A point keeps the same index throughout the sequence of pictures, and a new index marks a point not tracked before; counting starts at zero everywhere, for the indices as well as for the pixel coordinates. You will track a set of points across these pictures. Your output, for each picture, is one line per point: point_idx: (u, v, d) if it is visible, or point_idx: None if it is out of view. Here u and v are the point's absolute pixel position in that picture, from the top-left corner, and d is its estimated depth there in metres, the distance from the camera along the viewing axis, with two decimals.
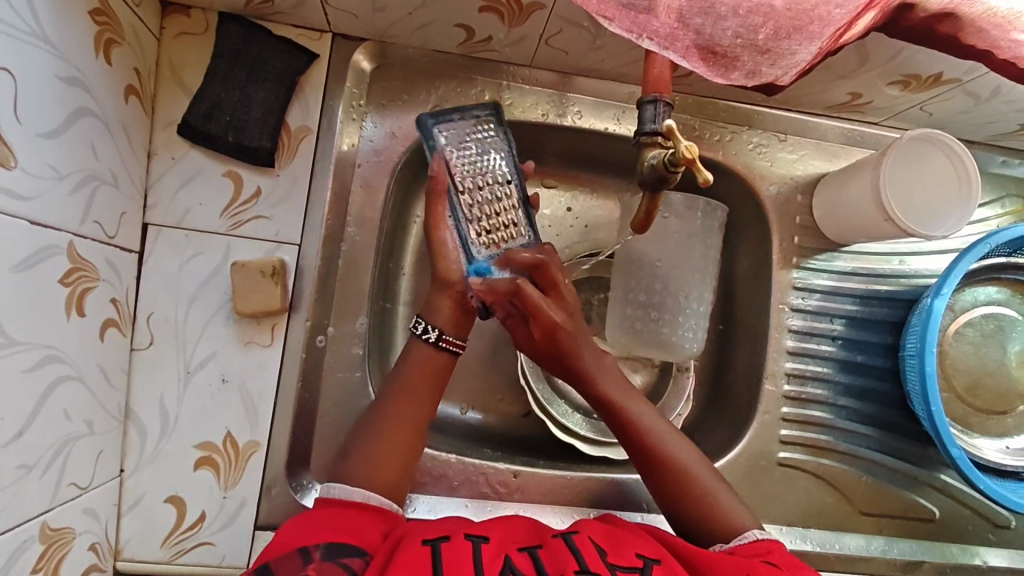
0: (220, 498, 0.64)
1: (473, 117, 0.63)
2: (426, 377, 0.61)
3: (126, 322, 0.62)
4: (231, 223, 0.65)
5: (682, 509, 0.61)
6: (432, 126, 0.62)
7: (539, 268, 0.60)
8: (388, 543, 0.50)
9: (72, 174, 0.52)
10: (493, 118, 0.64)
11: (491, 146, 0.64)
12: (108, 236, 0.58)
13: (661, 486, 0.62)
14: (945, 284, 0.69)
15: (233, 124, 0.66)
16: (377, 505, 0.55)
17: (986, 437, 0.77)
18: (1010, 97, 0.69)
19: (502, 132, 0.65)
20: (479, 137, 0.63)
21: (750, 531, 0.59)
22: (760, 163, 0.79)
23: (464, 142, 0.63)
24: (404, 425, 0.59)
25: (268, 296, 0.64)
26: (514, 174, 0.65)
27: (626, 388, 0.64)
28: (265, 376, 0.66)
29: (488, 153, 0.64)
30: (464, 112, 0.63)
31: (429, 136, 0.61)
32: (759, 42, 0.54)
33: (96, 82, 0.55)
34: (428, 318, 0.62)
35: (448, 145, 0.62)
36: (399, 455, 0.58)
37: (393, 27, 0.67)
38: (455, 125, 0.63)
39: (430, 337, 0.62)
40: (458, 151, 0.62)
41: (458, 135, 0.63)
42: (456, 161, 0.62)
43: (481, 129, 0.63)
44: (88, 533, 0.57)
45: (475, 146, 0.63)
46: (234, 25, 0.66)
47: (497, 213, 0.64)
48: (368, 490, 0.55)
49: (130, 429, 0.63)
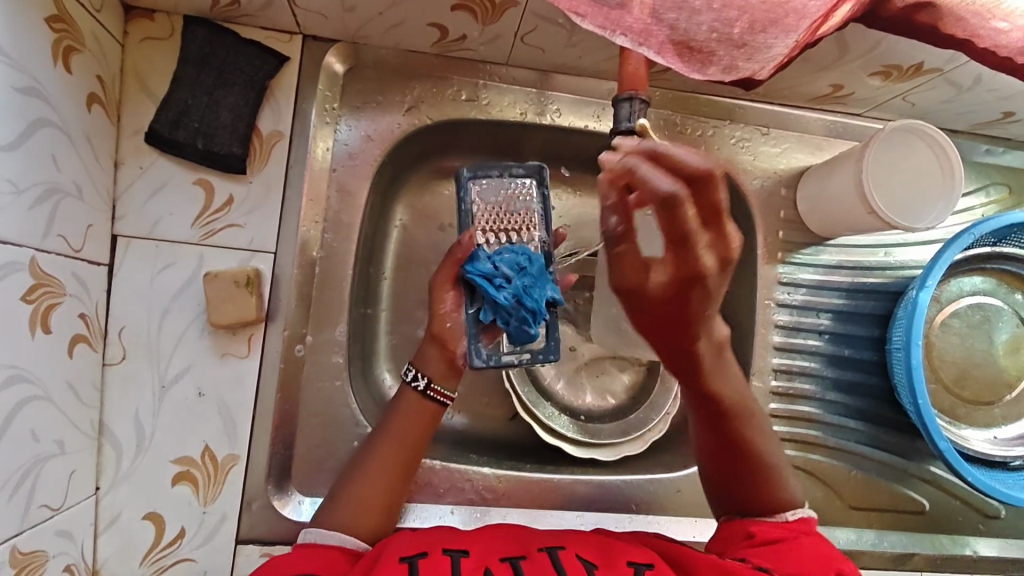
0: (200, 513, 0.63)
1: (510, 178, 0.61)
2: (417, 424, 0.60)
3: (97, 337, 0.60)
4: (203, 233, 0.64)
5: (731, 467, 0.63)
6: (468, 179, 0.60)
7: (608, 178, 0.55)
8: (365, 561, 0.50)
9: (31, 187, 0.50)
10: (535, 182, 0.61)
11: (526, 207, 0.62)
12: (74, 249, 0.56)
13: (730, 460, 0.63)
14: (930, 276, 0.69)
15: (203, 130, 0.64)
16: (353, 548, 0.54)
17: (973, 428, 0.77)
18: (992, 86, 0.68)
19: (541, 197, 0.62)
20: (515, 200, 0.62)
21: (784, 512, 0.59)
22: (742, 157, 0.78)
23: (497, 201, 0.61)
24: (389, 450, 0.59)
25: (243, 306, 0.63)
26: (543, 236, 0.62)
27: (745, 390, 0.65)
28: (243, 388, 0.64)
29: (517, 215, 0.62)
30: (505, 170, 0.61)
31: (461, 188, 0.60)
32: (734, 37, 0.52)
33: (55, 91, 0.53)
34: (419, 365, 0.61)
35: (479, 203, 0.61)
36: (382, 487, 0.57)
37: (364, 27, 0.65)
38: (493, 181, 0.61)
39: (419, 385, 0.60)
40: (490, 210, 0.61)
41: (493, 192, 0.61)
42: (485, 218, 0.61)
43: (516, 192, 0.61)
44: (63, 554, 0.56)
45: (506, 206, 0.61)
46: (200, 28, 0.64)
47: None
48: (343, 533, 0.54)
49: (105, 445, 0.61)
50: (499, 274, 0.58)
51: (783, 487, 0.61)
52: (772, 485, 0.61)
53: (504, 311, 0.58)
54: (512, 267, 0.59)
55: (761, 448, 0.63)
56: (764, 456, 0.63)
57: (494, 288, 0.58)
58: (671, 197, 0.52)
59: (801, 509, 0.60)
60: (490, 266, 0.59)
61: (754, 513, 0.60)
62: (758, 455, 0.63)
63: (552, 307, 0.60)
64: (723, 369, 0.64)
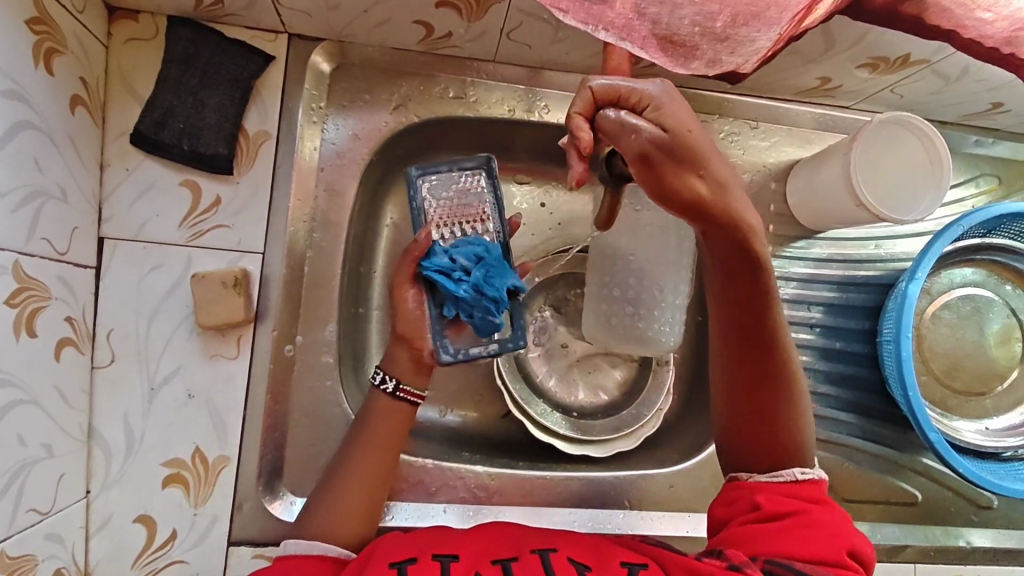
0: (191, 514, 0.63)
1: (459, 171, 0.61)
2: (395, 424, 0.60)
3: (85, 340, 0.60)
4: (190, 234, 0.64)
5: (745, 413, 0.60)
6: (417, 178, 0.60)
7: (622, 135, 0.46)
8: (353, 565, 0.51)
9: (14, 191, 0.50)
10: (484, 173, 0.61)
11: (477, 200, 0.61)
12: (59, 252, 0.56)
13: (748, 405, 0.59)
14: (919, 268, 0.69)
15: (188, 131, 0.64)
16: (336, 555, 0.54)
17: (964, 419, 0.77)
18: (980, 76, 0.68)
19: (492, 187, 0.61)
20: (466, 193, 0.61)
21: (789, 468, 0.58)
22: (732, 152, 0.78)
23: (449, 196, 0.61)
24: (364, 451, 0.58)
25: (231, 308, 0.62)
26: (497, 226, 0.61)
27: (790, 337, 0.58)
28: (233, 389, 0.64)
29: (471, 208, 0.61)
30: (453, 165, 0.60)
31: (411, 187, 0.60)
32: (717, 30, 0.51)
33: (37, 94, 0.53)
34: (387, 367, 0.60)
35: (430, 200, 0.60)
36: (362, 491, 0.58)
37: (350, 25, 0.65)
38: (442, 177, 0.61)
39: (388, 387, 0.60)
40: (441, 205, 0.61)
41: (443, 187, 0.61)
42: (438, 213, 0.60)
43: (466, 185, 0.61)
44: (53, 558, 0.55)
45: (458, 200, 0.61)
46: (184, 28, 0.64)
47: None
48: (324, 542, 0.55)
49: (94, 449, 0.61)
50: (457, 267, 0.58)
51: (797, 436, 0.58)
52: (788, 441, 0.58)
53: (466, 304, 0.57)
54: (470, 258, 0.58)
55: (786, 395, 0.58)
56: (786, 408, 0.58)
57: (454, 283, 0.57)
58: (666, 89, 0.47)
59: (811, 470, 0.58)
60: (447, 261, 0.58)
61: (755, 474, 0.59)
62: (784, 400, 0.58)
63: (514, 296, 0.59)
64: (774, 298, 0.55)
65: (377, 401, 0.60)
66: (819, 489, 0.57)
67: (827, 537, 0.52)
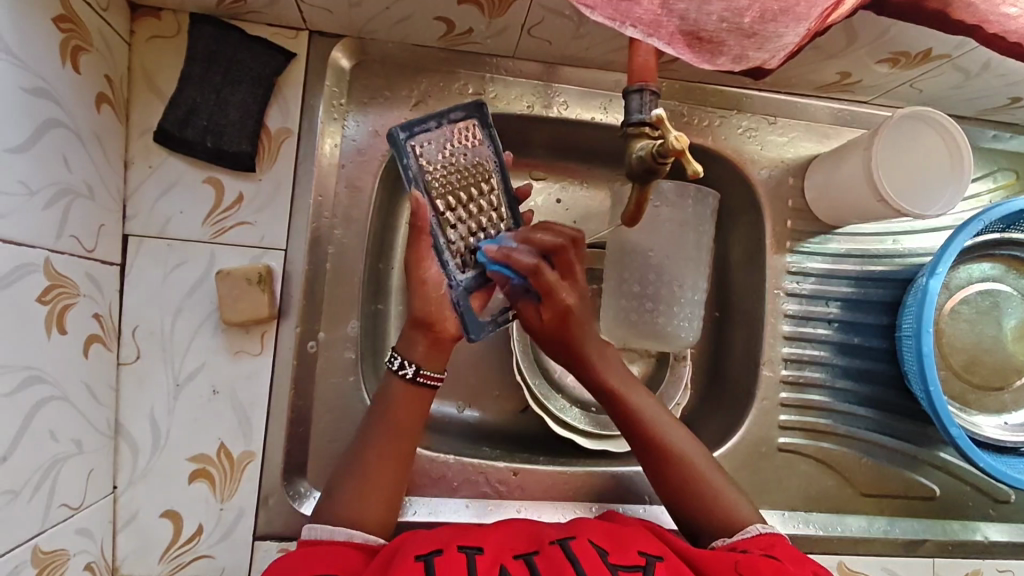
0: (217, 509, 0.63)
1: (450, 124, 0.57)
2: (414, 408, 0.60)
3: (111, 337, 0.60)
4: (214, 231, 0.64)
5: (674, 493, 0.62)
6: (403, 139, 0.56)
7: (536, 270, 0.58)
8: (380, 559, 0.51)
9: (44, 189, 0.50)
10: (477, 121, 0.58)
11: (474, 152, 0.59)
12: (87, 249, 0.57)
13: (669, 484, 0.62)
14: (940, 263, 0.69)
15: (211, 128, 0.64)
16: (365, 542, 0.54)
17: (984, 414, 0.77)
18: (1001, 71, 0.68)
19: (487, 135, 0.59)
20: (462, 146, 0.59)
21: (754, 524, 0.59)
22: (750, 147, 0.78)
23: (444, 154, 0.58)
24: (388, 440, 0.58)
25: (256, 304, 0.63)
26: (501, 178, 0.61)
27: (665, 415, 0.64)
28: (257, 385, 0.65)
29: (470, 162, 0.59)
30: (442, 118, 0.57)
31: (401, 152, 0.56)
32: (744, 26, 0.51)
33: (65, 92, 0.53)
34: (404, 352, 0.60)
35: (425, 163, 0.57)
36: (390, 474, 0.58)
37: (370, 22, 0.65)
38: (431, 135, 0.57)
39: (407, 373, 0.59)
40: (438, 166, 0.58)
41: (434, 146, 0.57)
42: (437, 178, 0.58)
43: (461, 138, 0.58)
44: (83, 553, 0.56)
45: (455, 157, 0.58)
46: (207, 26, 0.64)
47: (478, 211, 0.61)
48: (354, 529, 0.55)
49: (121, 444, 0.62)
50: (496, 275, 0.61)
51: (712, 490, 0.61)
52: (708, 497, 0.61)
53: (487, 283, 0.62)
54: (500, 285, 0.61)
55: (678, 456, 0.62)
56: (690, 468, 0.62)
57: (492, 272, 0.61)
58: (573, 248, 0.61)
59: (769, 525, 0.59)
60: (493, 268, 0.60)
61: (724, 539, 0.59)
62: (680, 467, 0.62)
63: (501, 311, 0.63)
64: (620, 372, 0.64)
65: (396, 384, 0.60)
66: (785, 538, 0.57)
67: (797, 564, 0.53)
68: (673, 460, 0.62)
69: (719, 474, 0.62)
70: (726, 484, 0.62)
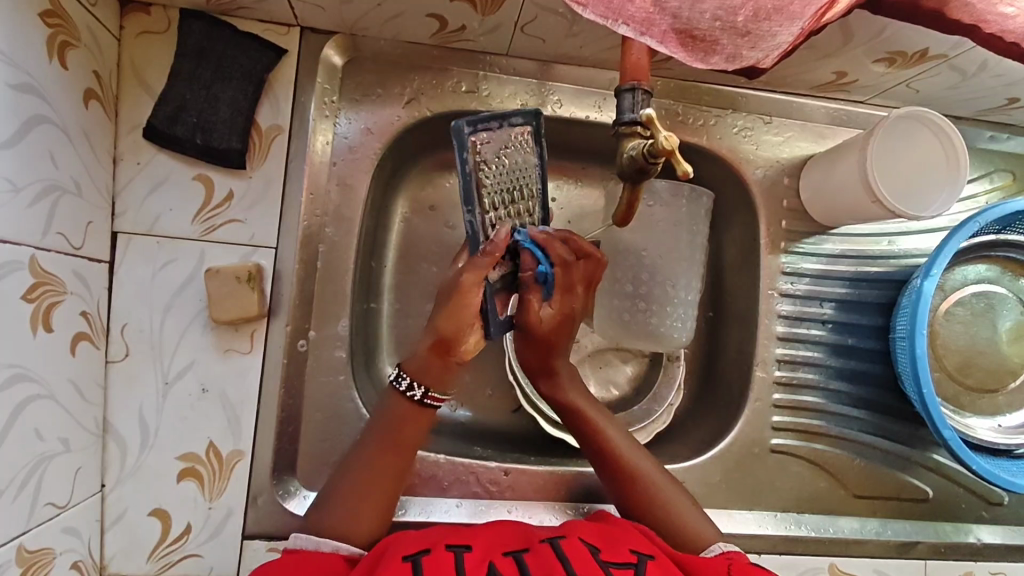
0: (206, 508, 0.63)
1: (509, 128, 0.56)
2: (409, 428, 0.58)
3: (99, 334, 0.60)
4: (203, 229, 0.64)
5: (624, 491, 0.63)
6: (467, 134, 0.54)
7: (590, 261, 0.61)
8: (364, 565, 0.50)
9: (29, 185, 0.50)
10: (530, 130, 0.57)
11: (524, 161, 0.57)
12: (74, 247, 0.56)
13: (620, 494, 0.63)
14: (935, 265, 0.68)
15: (201, 125, 0.63)
16: (348, 554, 0.54)
17: (978, 416, 0.77)
18: (998, 72, 0.67)
19: (539, 145, 0.57)
20: (515, 151, 0.56)
21: (716, 544, 0.59)
22: (745, 146, 0.77)
23: (498, 156, 0.56)
24: (378, 444, 0.58)
25: (245, 302, 0.63)
26: (541, 188, 0.59)
27: (621, 429, 0.66)
28: (246, 384, 0.64)
29: (518, 169, 0.57)
30: (504, 120, 0.55)
31: (462, 146, 0.54)
32: (738, 25, 0.51)
33: (51, 87, 0.52)
34: (414, 374, 0.58)
35: (480, 161, 0.55)
36: (382, 481, 0.57)
37: (363, 19, 0.65)
38: (492, 135, 0.55)
39: (416, 395, 0.58)
40: (491, 166, 0.56)
41: (493, 145, 0.55)
42: (488, 179, 0.56)
43: (516, 144, 0.56)
44: (70, 552, 0.56)
45: (507, 161, 0.56)
46: (197, 22, 0.63)
47: (519, 218, 0.59)
48: (337, 540, 0.54)
49: (109, 443, 0.61)
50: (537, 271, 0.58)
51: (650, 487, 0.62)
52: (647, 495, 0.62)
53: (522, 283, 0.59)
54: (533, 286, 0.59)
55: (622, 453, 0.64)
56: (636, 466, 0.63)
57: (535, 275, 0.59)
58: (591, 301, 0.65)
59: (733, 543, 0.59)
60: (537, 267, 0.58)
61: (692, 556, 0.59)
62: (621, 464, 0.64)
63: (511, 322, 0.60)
64: (576, 390, 0.67)
65: (400, 406, 0.58)
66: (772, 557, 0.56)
67: None
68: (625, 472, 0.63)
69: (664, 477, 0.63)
70: (670, 486, 0.63)
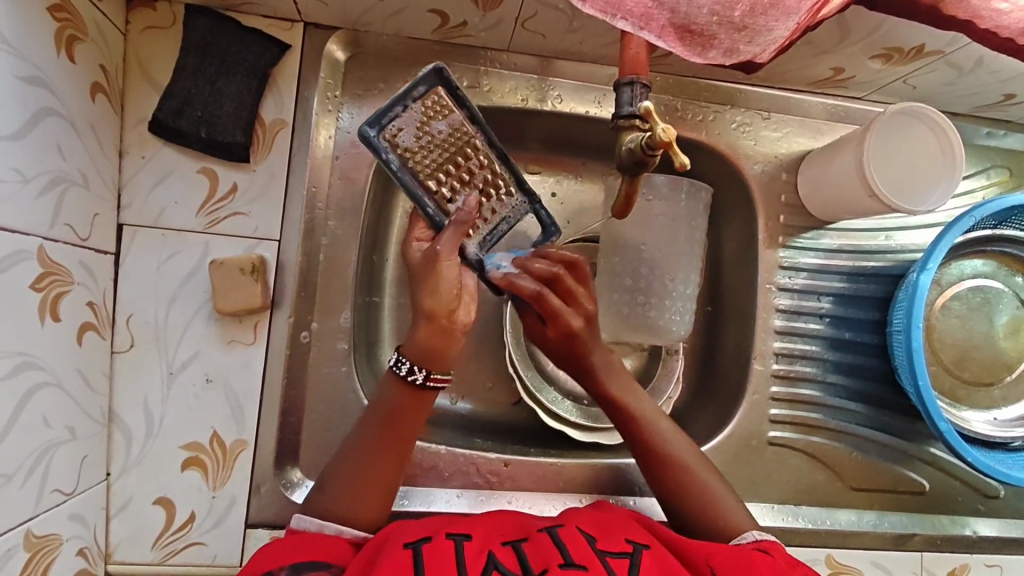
0: (209, 497, 0.64)
1: (417, 101, 0.56)
2: (406, 413, 0.58)
3: (105, 324, 0.61)
4: (208, 221, 0.64)
5: (659, 476, 0.63)
6: (376, 135, 0.55)
7: (556, 278, 0.60)
8: (365, 552, 0.51)
9: (38, 177, 0.51)
10: (441, 89, 0.56)
11: (451, 122, 0.57)
12: (81, 237, 0.57)
13: (670, 496, 0.63)
14: (931, 259, 0.69)
15: (206, 119, 0.64)
16: (354, 537, 0.55)
17: (973, 409, 0.77)
18: (993, 68, 0.68)
19: (455, 97, 0.57)
20: (435, 119, 0.57)
21: (750, 531, 0.59)
22: (743, 142, 0.78)
23: (422, 135, 0.57)
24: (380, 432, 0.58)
25: (248, 293, 0.63)
26: (482, 135, 0.59)
27: (659, 417, 0.65)
28: (250, 375, 0.65)
29: (450, 133, 0.58)
30: (406, 99, 0.55)
31: (378, 150, 0.55)
32: (734, 19, 0.51)
33: (60, 81, 0.53)
34: (414, 357, 0.56)
35: (405, 152, 0.56)
36: (381, 474, 0.57)
37: (366, 14, 0.65)
38: (401, 120, 0.56)
39: (418, 379, 0.56)
40: (417, 148, 0.57)
41: (409, 129, 0.56)
42: (422, 160, 0.57)
43: (433, 112, 0.56)
44: (75, 539, 0.57)
45: (434, 133, 0.57)
46: (202, 16, 0.64)
47: (473, 176, 0.59)
48: (340, 524, 0.55)
49: (115, 432, 0.62)
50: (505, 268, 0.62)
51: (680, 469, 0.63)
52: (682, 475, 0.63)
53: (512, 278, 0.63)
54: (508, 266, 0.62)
55: (653, 434, 0.64)
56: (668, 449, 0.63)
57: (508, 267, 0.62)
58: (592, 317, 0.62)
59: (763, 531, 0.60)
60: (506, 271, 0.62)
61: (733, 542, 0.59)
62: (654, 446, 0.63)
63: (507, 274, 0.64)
64: (623, 381, 0.65)
65: (397, 391, 0.57)
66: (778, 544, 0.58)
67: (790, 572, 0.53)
68: (673, 468, 0.63)
69: (698, 460, 0.64)
70: (698, 464, 0.63)
